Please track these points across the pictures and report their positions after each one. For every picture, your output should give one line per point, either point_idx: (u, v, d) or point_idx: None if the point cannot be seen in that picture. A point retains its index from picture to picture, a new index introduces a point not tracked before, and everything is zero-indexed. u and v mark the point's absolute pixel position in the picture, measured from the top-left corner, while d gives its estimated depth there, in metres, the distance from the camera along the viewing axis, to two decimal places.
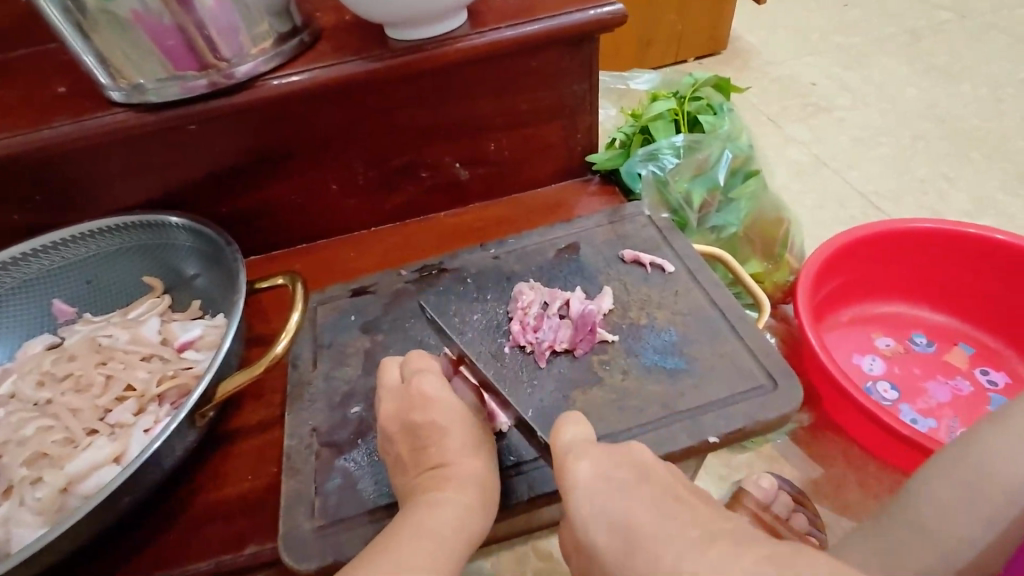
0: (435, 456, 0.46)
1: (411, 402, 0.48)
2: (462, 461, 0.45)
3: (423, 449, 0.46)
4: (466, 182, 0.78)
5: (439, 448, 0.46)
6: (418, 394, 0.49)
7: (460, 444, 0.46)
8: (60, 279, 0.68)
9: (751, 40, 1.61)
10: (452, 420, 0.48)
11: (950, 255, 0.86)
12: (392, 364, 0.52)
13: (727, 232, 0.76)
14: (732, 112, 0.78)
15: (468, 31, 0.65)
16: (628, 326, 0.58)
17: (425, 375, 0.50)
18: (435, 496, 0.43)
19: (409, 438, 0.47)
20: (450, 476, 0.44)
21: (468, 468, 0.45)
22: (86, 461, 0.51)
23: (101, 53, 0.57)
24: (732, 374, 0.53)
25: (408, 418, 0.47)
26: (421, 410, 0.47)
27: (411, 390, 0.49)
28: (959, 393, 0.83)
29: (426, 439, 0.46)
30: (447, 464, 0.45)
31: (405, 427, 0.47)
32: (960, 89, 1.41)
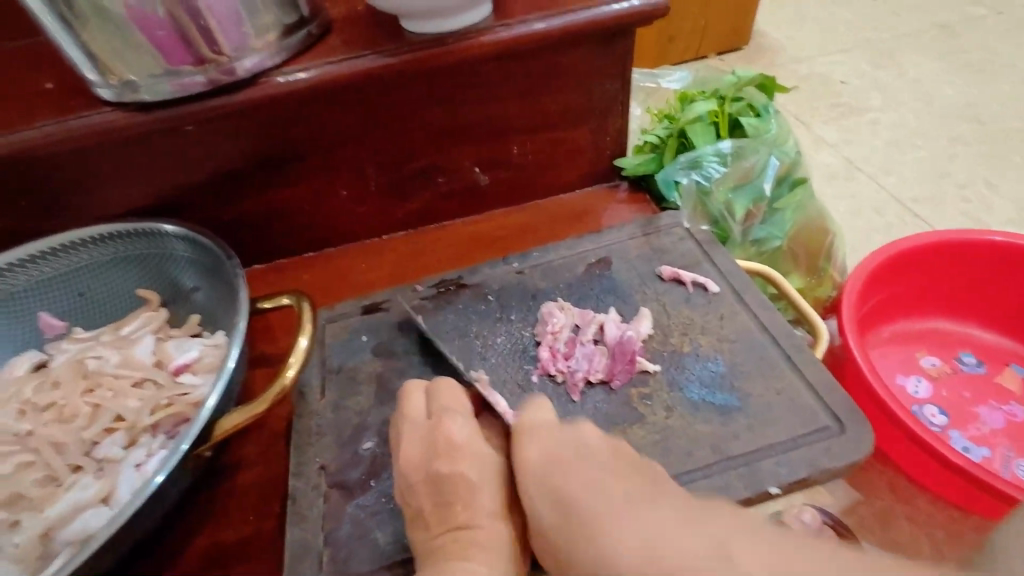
0: (461, 516, 0.40)
1: (436, 449, 0.43)
2: (492, 524, 0.40)
3: (449, 506, 0.41)
4: (486, 188, 0.72)
5: (467, 506, 0.40)
6: (445, 440, 0.43)
7: (492, 504, 0.41)
8: (48, 291, 0.62)
9: (776, 35, 1.54)
10: (482, 473, 0.42)
11: (1006, 269, 0.80)
12: (415, 397, 0.47)
13: (770, 245, 0.71)
14: (777, 115, 0.72)
15: (493, 23, 0.59)
16: (670, 355, 0.52)
17: (454, 418, 0.45)
18: (458, 569, 0.38)
19: (432, 492, 0.42)
20: (477, 543, 0.39)
21: (499, 534, 0.40)
22: (69, 503, 0.46)
23: (88, 47, 0.51)
24: (790, 413, 0.48)
25: (432, 468, 0.42)
26: (448, 460, 0.42)
27: (437, 434, 0.44)
28: (1013, 419, 0.77)
29: (453, 495, 0.41)
30: (474, 528, 0.40)
31: (429, 478, 0.42)
32: (999, 88, 1.33)
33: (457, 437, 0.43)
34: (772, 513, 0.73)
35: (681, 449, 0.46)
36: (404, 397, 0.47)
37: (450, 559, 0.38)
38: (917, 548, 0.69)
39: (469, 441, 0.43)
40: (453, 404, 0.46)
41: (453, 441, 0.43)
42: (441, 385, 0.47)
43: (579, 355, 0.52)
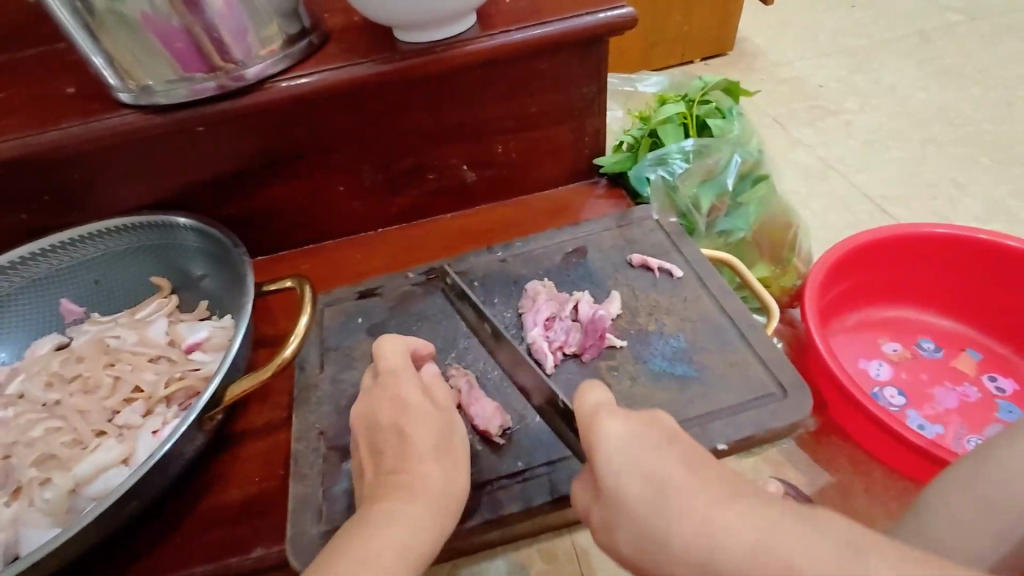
0: (393, 461, 0.44)
1: (378, 405, 0.48)
2: (420, 466, 0.44)
3: (381, 453, 0.46)
4: (473, 185, 0.77)
5: (398, 451, 0.45)
6: (386, 398, 0.48)
7: (418, 448, 0.45)
8: (68, 278, 0.68)
9: (758, 41, 1.60)
10: (416, 422, 0.47)
11: (961, 260, 0.85)
12: (374, 359, 0.52)
13: (735, 236, 0.76)
14: (742, 117, 0.77)
15: (477, 33, 0.65)
16: (636, 332, 0.58)
17: (394, 375, 0.50)
18: (379, 506, 0.41)
19: (372, 443, 0.47)
20: (402, 482, 0.42)
21: (425, 474, 0.43)
22: (94, 463, 0.51)
23: (111, 55, 0.57)
24: (741, 382, 0.53)
25: (373, 421, 0.47)
26: (387, 414, 0.47)
27: (380, 394, 0.49)
28: (966, 399, 0.83)
29: (386, 442, 0.46)
30: (402, 469, 0.43)
31: (371, 431, 0.47)
32: (968, 92, 1.40)
33: (393, 394, 0.49)
34: None
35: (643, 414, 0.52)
36: (377, 356, 0.52)
37: (377, 498, 0.42)
38: (874, 518, 0.75)
39: (404, 398, 0.48)
40: (397, 362, 0.51)
41: (392, 397, 0.48)
42: (387, 345, 0.53)
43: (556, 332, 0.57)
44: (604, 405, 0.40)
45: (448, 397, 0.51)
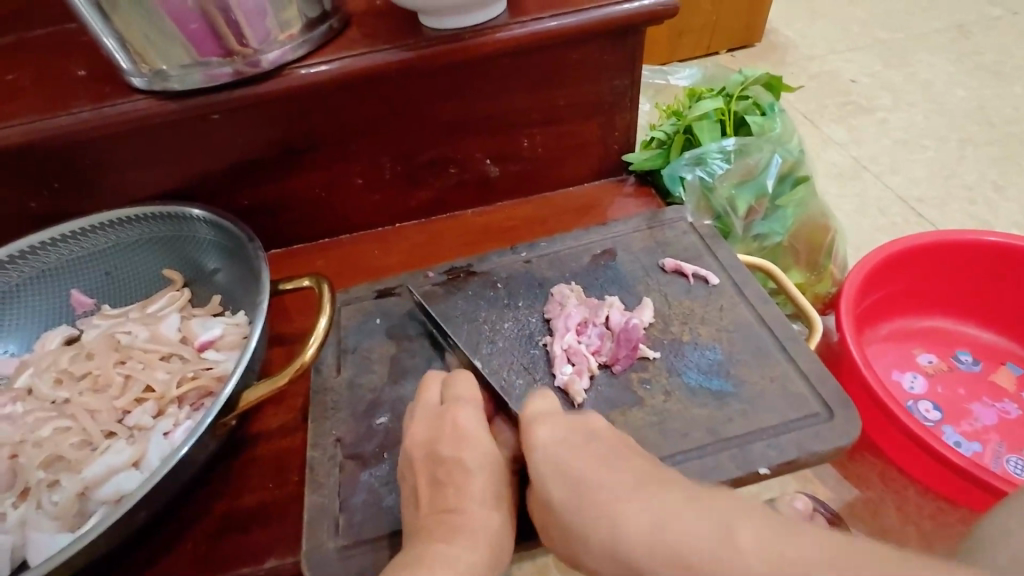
0: (452, 498, 0.42)
1: (442, 435, 0.45)
2: (479, 511, 0.42)
3: (442, 487, 0.43)
4: (496, 180, 0.74)
5: (459, 490, 0.43)
6: (451, 427, 0.46)
7: (482, 494, 0.43)
8: (79, 269, 0.66)
9: (788, 33, 1.54)
10: (480, 464, 0.44)
11: (1004, 270, 0.81)
12: (431, 385, 0.49)
13: (771, 241, 0.72)
14: (783, 114, 0.73)
15: (507, 20, 0.61)
16: (667, 342, 0.55)
17: (464, 407, 0.47)
18: (430, 553, 0.39)
19: (425, 470, 0.44)
20: (460, 526, 0.41)
21: (484, 522, 0.41)
22: (104, 465, 0.49)
23: (124, 37, 0.54)
24: (779, 398, 0.50)
25: (434, 452, 0.45)
26: (451, 446, 0.45)
27: (443, 420, 0.46)
28: (1005, 416, 0.79)
29: (447, 478, 0.43)
30: (462, 512, 0.41)
31: (430, 460, 0.45)
32: (1010, 90, 1.33)
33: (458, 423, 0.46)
34: (766, 499, 0.76)
35: (676, 432, 0.49)
36: (424, 384, 0.50)
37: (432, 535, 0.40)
38: (906, 538, 0.72)
39: (474, 427, 0.46)
40: (467, 394, 0.48)
41: (457, 428, 0.46)
42: (456, 374, 0.50)
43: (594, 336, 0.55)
44: (541, 416, 0.46)
45: (517, 451, 0.48)
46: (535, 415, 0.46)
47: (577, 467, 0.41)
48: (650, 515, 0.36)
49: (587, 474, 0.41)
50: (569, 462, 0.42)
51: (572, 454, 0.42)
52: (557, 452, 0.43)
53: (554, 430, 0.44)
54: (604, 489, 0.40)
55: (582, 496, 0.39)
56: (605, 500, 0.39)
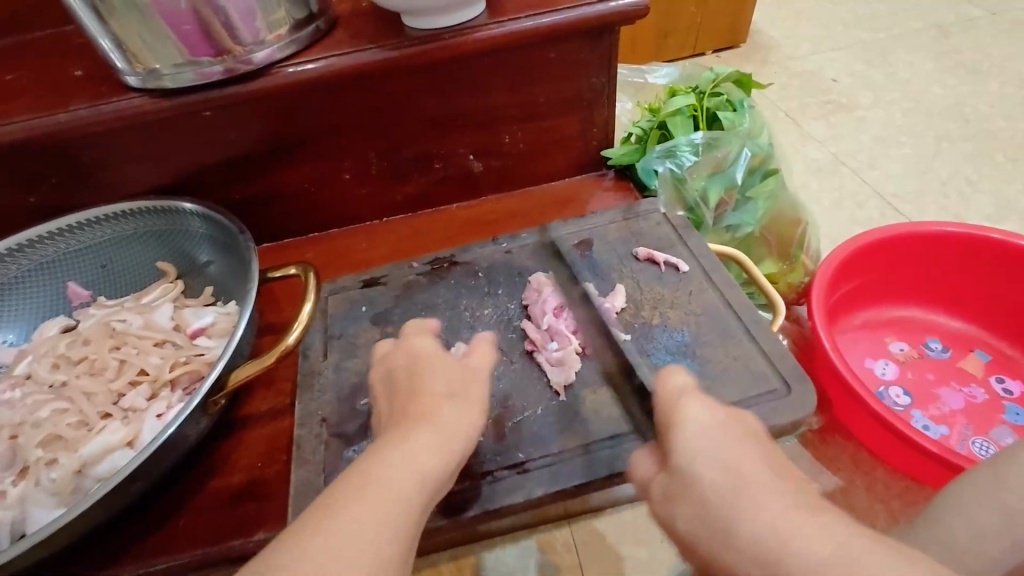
0: (405, 402, 0.44)
1: (394, 355, 0.49)
2: (430, 403, 0.43)
3: (399, 396, 0.45)
4: (479, 175, 0.77)
5: (413, 394, 0.44)
6: (405, 352, 0.49)
7: (437, 386, 0.45)
8: (76, 262, 0.68)
9: (771, 33, 1.57)
10: (433, 366, 0.46)
11: (973, 260, 0.84)
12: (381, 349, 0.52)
13: (742, 231, 0.76)
14: (752, 110, 0.76)
15: (487, 20, 0.64)
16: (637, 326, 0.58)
17: (420, 336, 0.51)
18: (388, 439, 0.40)
19: (387, 392, 0.47)
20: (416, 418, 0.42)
21: (442, 415, 0.42)
22: (100, 444, 0.52)
23: (118, 38, 0.56)
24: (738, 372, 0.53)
25: (390, 373, 0.48)
26: (404, 367, 0.47)
27: (393, 352, 0.50)
28: (972, 401, 0.82)
29: (404, 389, 0.45)
30: (417, 407, 0.43)
31: (386, 382, 0.48)
32: (986, 88, 1.37)
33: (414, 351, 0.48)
34: None
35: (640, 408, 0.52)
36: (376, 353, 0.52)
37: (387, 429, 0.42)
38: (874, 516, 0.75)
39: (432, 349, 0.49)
40: (417, 326, 0.52)
41: (411, 351, 0.49)
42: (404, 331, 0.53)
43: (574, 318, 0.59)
44: (690, 389, 0.41)
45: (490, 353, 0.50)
46: (682, 388, 0.42)
47: (736, 466, 0.36)
48: (776, 519, 0.32)
49: (738, 464, 0.36)
50: (731, 458, 0.36)
51: (728, 443, 0.37)
52: (709, 437, 0.38)
53: (703, 407, 0.40)
54: (744, 467, 0.36)
55: (720, 480, 0.35)
56: (727, 490, 0.35)
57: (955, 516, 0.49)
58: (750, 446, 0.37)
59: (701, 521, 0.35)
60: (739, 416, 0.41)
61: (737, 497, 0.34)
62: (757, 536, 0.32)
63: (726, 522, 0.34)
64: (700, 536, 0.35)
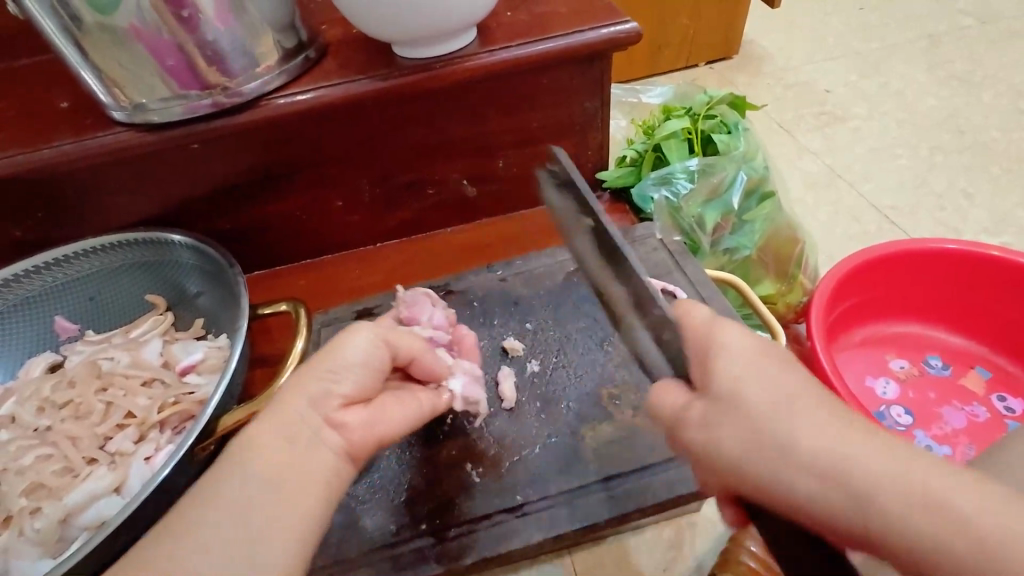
0: None
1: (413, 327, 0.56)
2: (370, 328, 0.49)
3: None
4: (474, 199, 0.76)
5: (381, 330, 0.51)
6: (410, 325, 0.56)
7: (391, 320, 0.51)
8: (62, 295, 0.67)
9: (765, 44, 1.58)
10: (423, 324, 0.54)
11: (973, 277, 0.83)
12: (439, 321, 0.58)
13: (740, 254, 0.75)
14: (747, 133, 0.76)
15: (477, 48, 0.63)
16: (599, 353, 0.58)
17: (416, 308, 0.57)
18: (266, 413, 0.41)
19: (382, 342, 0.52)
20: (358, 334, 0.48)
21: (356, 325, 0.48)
22: (86, 492, 0.51)
23: (102, 72, 0.57)
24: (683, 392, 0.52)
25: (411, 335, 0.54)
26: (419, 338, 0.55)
27: None
28: (974, 420, 0.81)
29: None
30: None
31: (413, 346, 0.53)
32: (978, 98, 1.37)
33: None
34: None
35: (640, 448, 0.51)
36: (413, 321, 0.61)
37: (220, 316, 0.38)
38: None
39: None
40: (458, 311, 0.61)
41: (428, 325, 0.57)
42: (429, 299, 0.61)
43: (570, 354, 0.58)
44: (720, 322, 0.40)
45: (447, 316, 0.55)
46: (707, 318, 0.41)
47: (776, 403, 0.36)
48: (828, 440, 0.34)
49: (765, 423, 0.36)
50: (768, 397, 0.37)
51: (766, 374, 0.37)
52: (755, 373, 0.38)
53: (742, 338, 0.39)
54: (754, 400, 0.37)
55: (763, 432, 0.36)
56: (780, 425, 0.36)
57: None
58: (767, 366, 0.38)
59: (746, 450, 0.36)
60: (766, 353, 0.39)
61: (778, 426, 0.36)
62: (813, 451, 0.34)
63: (748, 460, 0.36)
64: (730, 466, 0.37)
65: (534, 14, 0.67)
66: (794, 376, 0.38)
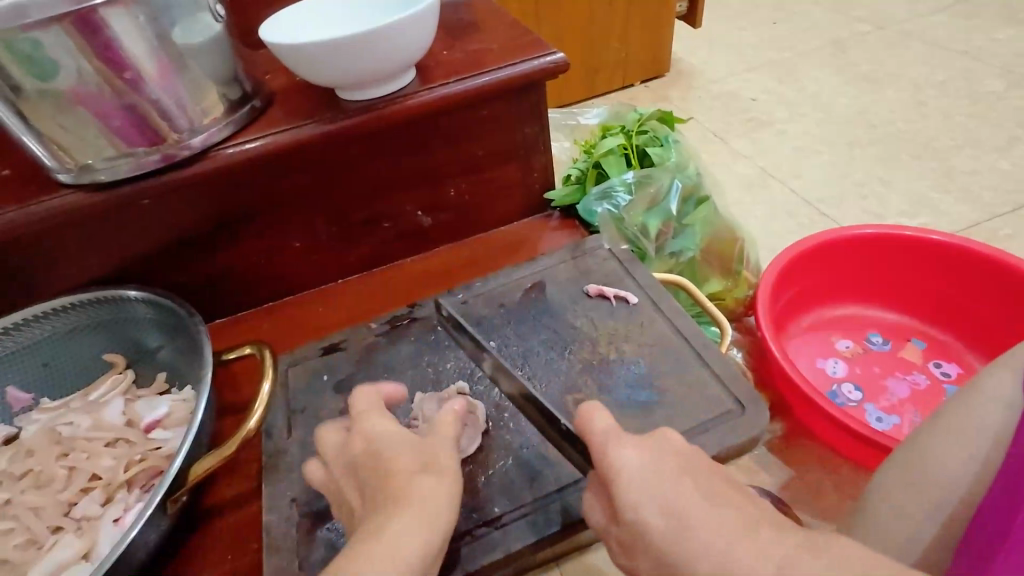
0: (407, 466, 0.40)
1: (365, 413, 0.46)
2: (419, 487, 0.38)
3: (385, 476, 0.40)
4: (429, 228, 0.79)
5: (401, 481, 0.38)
6: (364, 438, 0.43)
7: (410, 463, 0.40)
8: (13, 364, 0.64)
9: (691, 61, 1.69)
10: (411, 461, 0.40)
11: (896, 257, 0.90)
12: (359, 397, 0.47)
13: (685, 256, 0.80)
14: (677, 144, 0.82)
15: (419, 87, 0.67)
16: None
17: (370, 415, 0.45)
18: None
19: (356, 481, 0.42)
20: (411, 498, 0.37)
21: (424, 489, 0.38)
22: (51, 564, 0.51)
23: (45, 137, 0.57)
24: None
25: (352, 456, 0.43)
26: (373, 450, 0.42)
27: (355, 436, 0.44)
28: (917, 387, 0.88)
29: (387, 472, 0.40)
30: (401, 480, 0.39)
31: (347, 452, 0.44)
32: (885, 95, 1.50)
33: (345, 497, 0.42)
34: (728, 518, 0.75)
35: None
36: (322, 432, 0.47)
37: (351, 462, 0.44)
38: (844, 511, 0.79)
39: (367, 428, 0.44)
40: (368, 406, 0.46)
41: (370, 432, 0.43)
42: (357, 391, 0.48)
43: (534, 366, 0.61)
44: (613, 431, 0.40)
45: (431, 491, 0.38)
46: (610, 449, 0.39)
47: (670, 517, 0.35)
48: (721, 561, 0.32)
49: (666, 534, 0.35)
50: (657, 502, 0.36)
51: (657, 497, 0.36)
52: (640, 478, 0.37)
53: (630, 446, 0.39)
54: (646, 515, 0.36)
55: (652, 538, 0.35)
56: (670, 538, 0.34)
57: (883, 506, 0.56)
58: (670, 487, 0.36)
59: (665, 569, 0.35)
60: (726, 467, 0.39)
61: (670, 544, 0.34)
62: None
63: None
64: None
65: (469, 51, 0.72)
66: (678, 482, 0.36)
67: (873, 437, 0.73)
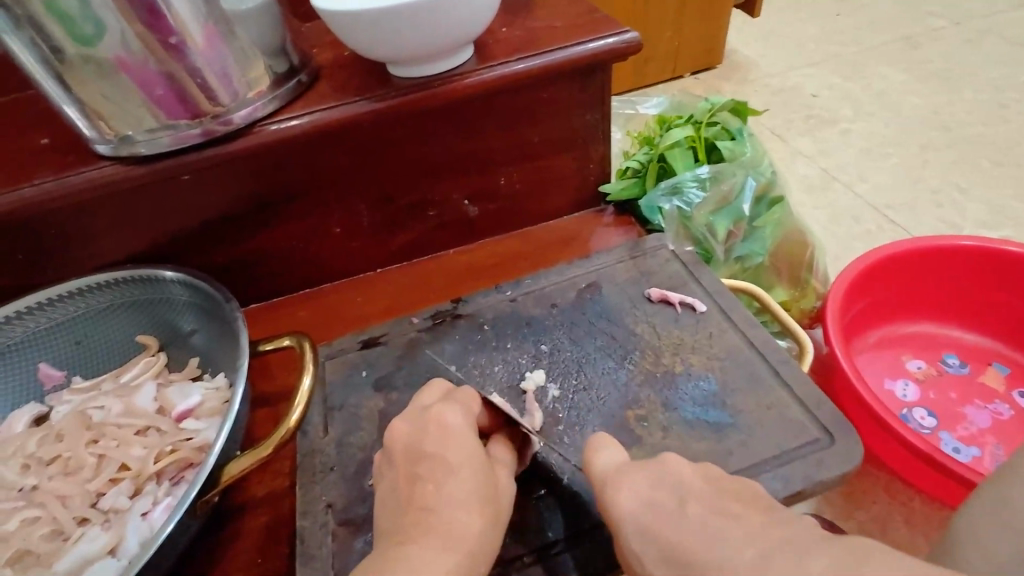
0: (429, 497, 0.44)
1: (425, 430, 0.48)
2: (453, 513, 0.43)
3: (423, 483, 0.45)
4: (476, 219, 0.74)
5: (437, 488, 0.44)
6: (437, 424, 0.48)
7: (462, 490, 0.44)
8: (47, 341, 0.62)
9: (747, 53, 1.60)
10: (464, 459, 0.46)
11: (983, 273, 0.82)
12: (430, 388, 0.52)
13: (753, 261, 0.74)
14: (752, 138, 0.75)
15: (477, 65, 0.62)
16: None
17: (452, 406, 0.49)
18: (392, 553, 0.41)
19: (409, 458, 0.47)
20: (433, 527, 0.42)
21: (465, 524, 0.42)
22: (78, 557, 0.49)
23: (84, 104, 0.53)
24: None
25: (415, 447, 0.47)
26: (434, 441, 0.47)
27: (429, 418, 0.48)
28: (999, 417, 0.80)
29: (427, 474, 0.45)
30: (438, 511, 0.43)
31: (410, 455, 0.47)
32: (961, 95, 1.39)
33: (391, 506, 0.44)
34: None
35: None
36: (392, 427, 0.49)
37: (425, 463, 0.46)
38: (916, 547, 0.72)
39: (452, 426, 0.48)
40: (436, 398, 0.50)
41: (443, 423, 0.48)
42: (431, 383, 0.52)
43: (590, 374, 0.56)
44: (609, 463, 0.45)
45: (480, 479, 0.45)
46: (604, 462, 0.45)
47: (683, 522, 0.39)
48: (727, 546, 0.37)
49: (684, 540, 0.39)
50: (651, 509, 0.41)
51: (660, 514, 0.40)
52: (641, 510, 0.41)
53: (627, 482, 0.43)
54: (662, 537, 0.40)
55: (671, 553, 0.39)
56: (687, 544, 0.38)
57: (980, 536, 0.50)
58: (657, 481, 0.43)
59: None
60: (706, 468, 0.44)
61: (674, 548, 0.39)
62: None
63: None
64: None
65: (530, 28, 0.66)
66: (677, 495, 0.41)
67: (962, 473, 0.65)
